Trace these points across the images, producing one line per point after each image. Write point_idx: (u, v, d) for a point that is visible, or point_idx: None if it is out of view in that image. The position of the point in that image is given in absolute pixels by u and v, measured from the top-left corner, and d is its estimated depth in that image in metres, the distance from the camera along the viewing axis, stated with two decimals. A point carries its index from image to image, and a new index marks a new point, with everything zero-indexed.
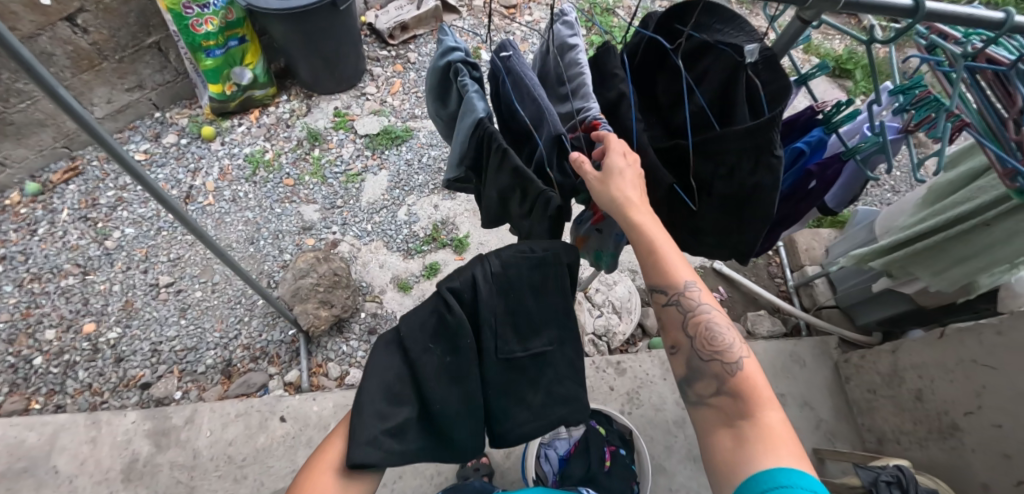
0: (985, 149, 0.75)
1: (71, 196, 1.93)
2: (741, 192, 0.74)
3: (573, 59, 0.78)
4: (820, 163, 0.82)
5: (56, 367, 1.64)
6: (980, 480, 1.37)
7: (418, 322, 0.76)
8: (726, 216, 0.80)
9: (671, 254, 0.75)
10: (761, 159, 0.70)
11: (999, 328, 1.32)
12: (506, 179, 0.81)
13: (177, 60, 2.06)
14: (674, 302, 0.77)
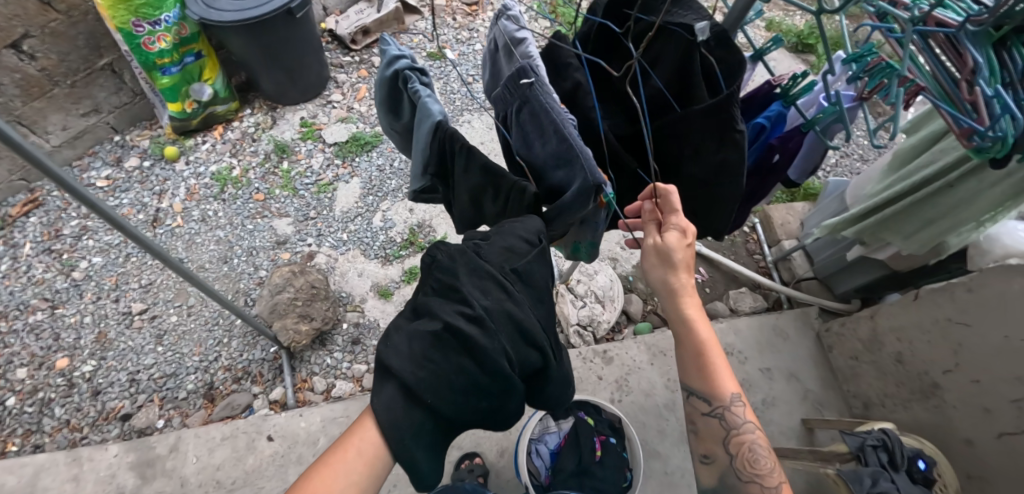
0: (940, 113, 0.74)
1: (33, 229, 1.87)
2: (711, 170, 0.74)
3: (523, 52, 0.75)
4: (781, 136, 0.82)
5: (31, 406, 1.59)
6: (963, 436, 1.42)
7: (447, 385, 0.69)
8: (698, 195, 0.79)
9: (716, 358, 0.85)
10: (725, 136, 0.69)
11: (969, 285, 1.35)
12: (477, 178, 0.78)
13: (132, 81, 2.00)
14: (717, 414, 0.85)
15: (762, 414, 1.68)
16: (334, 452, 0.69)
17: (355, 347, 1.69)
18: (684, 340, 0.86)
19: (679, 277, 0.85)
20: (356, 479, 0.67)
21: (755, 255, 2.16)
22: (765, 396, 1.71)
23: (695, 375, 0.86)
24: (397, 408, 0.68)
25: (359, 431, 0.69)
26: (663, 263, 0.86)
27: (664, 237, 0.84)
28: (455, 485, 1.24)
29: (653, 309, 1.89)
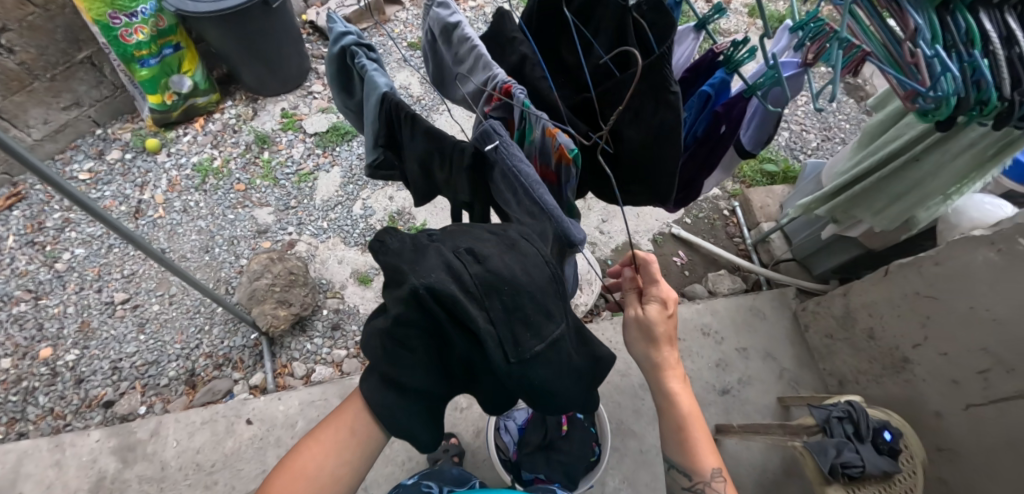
0: (884, 75, 0.77)
1: (16, 222, 1.89)
2: (651, 133, 0.75)
3: (461, 35, 0.76)
4: (725, 103, 0.82)
5: (15, 395, 1.61)
6: (933, 409, 1.44)
7: (421, 365, 0.71)
8: (644, 161, 0.80)
9: (699, 436, 0.92)
10: (660, 99, 0.71)
11: (936, 259, 1.36)
12: (421, 145, 0.77)
13: (113, 74, 2.01)
14: (698, 487, 0.91)
15: (739, 393, 1.70)
16: (328, 426, 0.77)
17: (335, 332, 1.71)
18: (667, 416, 0.94)
19: (659, 350, 0.96)
20: (348, 453, 0.76)
21: (734, 238, 2.17)
22: (741, 376, 1.72)
23: (678, 450, 0.93)
24: (390, 397, 0.72)
25: (348, 412, 0.77)
26: (646, 336, 0.96)
27: (645, 309, 0.96)
28: (440, 471, 1.10)
29: None
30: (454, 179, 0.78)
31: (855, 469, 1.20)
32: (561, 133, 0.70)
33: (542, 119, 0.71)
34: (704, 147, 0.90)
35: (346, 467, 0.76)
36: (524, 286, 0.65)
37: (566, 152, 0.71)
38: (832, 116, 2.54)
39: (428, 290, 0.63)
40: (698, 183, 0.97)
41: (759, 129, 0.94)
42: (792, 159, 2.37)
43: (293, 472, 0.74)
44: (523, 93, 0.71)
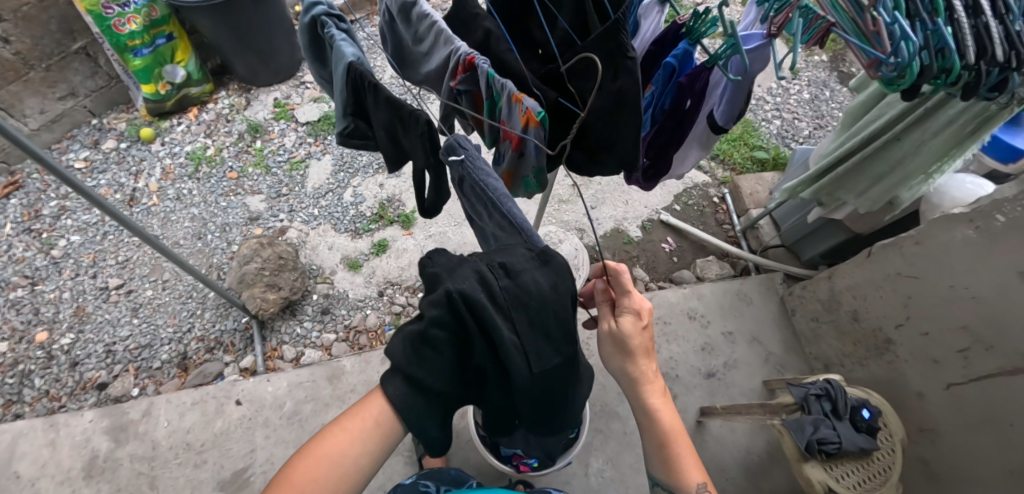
0: (849, 45, 0.78)
1: (13, 210, 1.93)
2: (612, 101, 0.76)
3: (421, 12, 0.78)
4: (689, 74, 0.85)
5: (11, 378, 1.64)
6: (915, 389, 1.44)
7: (445, 370, 0.71)
8: (607, 129, 0.82)
9: (684, 450, 0.90)
10: (619, 65, 0.73)
11: (917, 238, 1.37)
12: (385, 113, 0.80)
13: (107, 65, 2.04)
14: None
15: (724, 377, 1.71)
16: (352, 414, 0.73)
17: (324, 317, 1.74)
18: (649, 430, 0.93)
19: (636, 364, 0.93)
20: (371, 445, 0.72)
21: (724, 225, 2.18)
22: (727, 359, 1.73)
23: (662, 466, 0.92)
24: (413, 401, 0.71)
25: (375, 403, 0.72)
26: (622, 349, 0.93)
27: (618, 322, 0.93)
28: (438, 471, 1.11)
29: None
30: (414, 148, 0.80)
31: (832, 446, 1.21)
32: (526, 98, 0.71)
33: (507, 87, 0.72)
34: (671, 119, 0.95)
35: (366, 460, 0.73)
36: (546, 303, 0.71)
37: (533, 116, 0.72)
38: (824, 104, 2.54)
39: (465, 300, 0.68)
40: (670, 155, 1.02)
41: (730, 105, 0.95)
42: (783, 147, 2.38)
43: (316, 456, 0.71)
44: (486, 64, 0.72)
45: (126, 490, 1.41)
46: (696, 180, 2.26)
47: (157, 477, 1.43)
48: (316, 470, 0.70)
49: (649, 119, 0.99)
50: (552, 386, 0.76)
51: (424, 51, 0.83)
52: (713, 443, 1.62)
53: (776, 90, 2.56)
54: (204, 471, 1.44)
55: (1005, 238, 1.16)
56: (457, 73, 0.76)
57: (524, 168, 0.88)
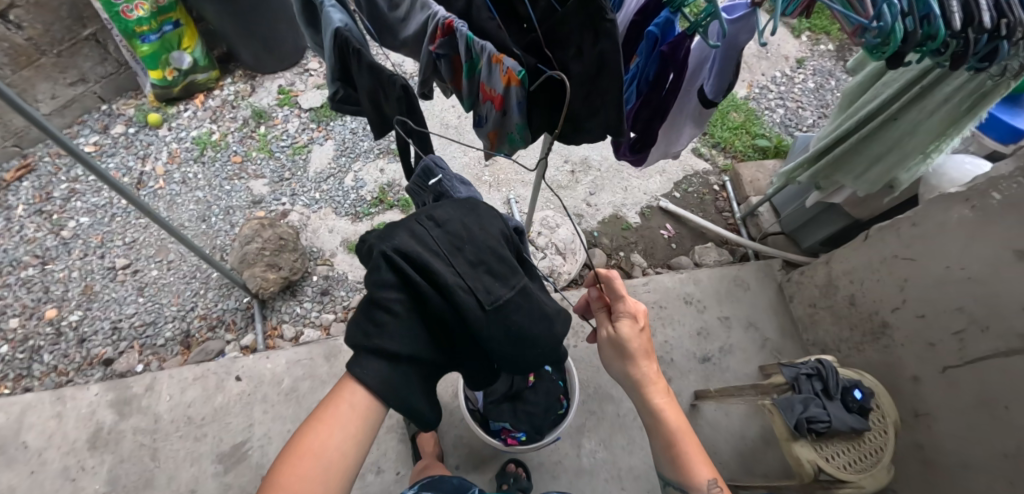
0: (833, 12, 0.78)
1: (25, 193, 1.98)
2: (594, 66, 0.79)
3: None
4: (671, 43, 0.89)
5: (22, 353, 1.69)
6: (910, 374, 1.41)
7: (406, 332, 0.75)
8: (590, 95, 0.84)
9: (691, 449, 0.89)
10: (599, 29, 0.74)
11: (914, 220, 1.36)
12: (368, 78, 0.85)
13: (116, 51, 2.09)
14: None
15: (719, 362, 1.71)
16: (327, 405, 0.76)
17: (324, 297, 1.77)
18: (655, 433, 0.92)
19: (637, 366, 0.94)
20: (352, 428, 0.75)
21: (724, 213, 2.17)
22: (722, 344, 1.73)
23: (672, 469, 0.91)
24: (385, 372, 0.75)
25: (346, 388, 0.75)
26: (620, 353, 0.95)
27: (617, 327, 0.95)
28: (440, 480, 1.14)
29: (616, 263, 2.02)
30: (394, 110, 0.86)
31: (821, 424, 1.21)
32: (507, 58, 0.77)
33: (487, 49, 0.78)
34: (654, 91, 1.01)
35: (351, 443, 0.75)
36: (479, 244, 0.80)
37: (514, 75, 0.79)
38: (829, 93, 2.52)
39: (406, 257, 0.75)
40: (655, 126, 1.10)
41: (719, 79, 0.98)
42: (785, 135, 2.36)
43: (300, 449, 0.72)
44: (465, 27, 0.78)
45: (129, 462, 1.44)
46: (697, 167, 2.26)
47: (158, 449, 1.46)
48: (303, 465, 0.71)
49: (635, 93, 1.04)
50: (525, 324, 0.82)
51: (400, 18, 0.89)
52: (707, 427, 1.61)
53: (780, 79, 2.54)
54: (203, 444, 1.47)
55: (1001, 217, 1.15)
56: (437, 37, 0.82)
57: (506, 126, 0.96)
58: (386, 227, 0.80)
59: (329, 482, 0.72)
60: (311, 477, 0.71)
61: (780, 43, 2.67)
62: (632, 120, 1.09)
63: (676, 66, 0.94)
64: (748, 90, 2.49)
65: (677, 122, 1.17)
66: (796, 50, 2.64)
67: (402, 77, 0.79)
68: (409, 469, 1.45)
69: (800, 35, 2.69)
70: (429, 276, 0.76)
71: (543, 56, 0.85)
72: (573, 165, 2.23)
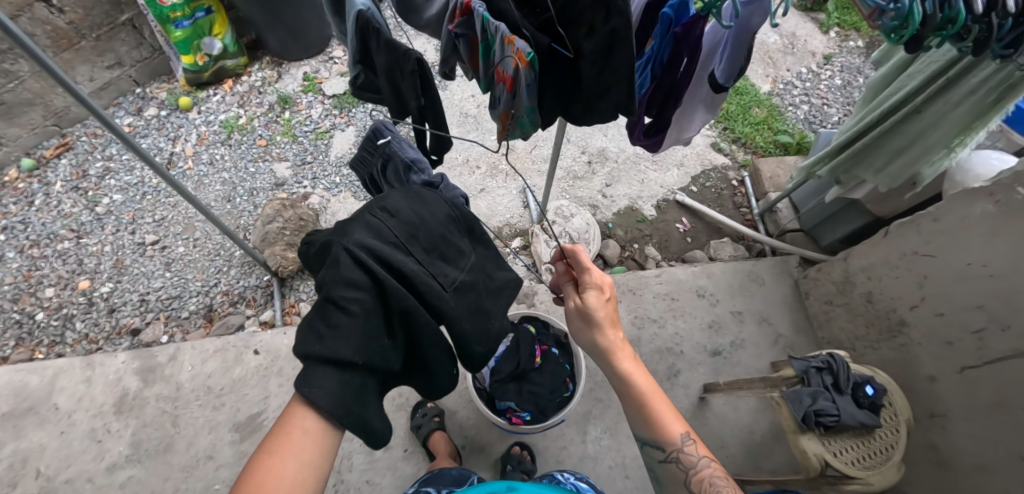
0: None
1: (63, 170, 2.08)
2: (605, 43, 0.82)
3: None
4: (685, 24, 0.92)
5: (57, 320, 1.79)
6: (927, 373, 1.36)
7: (363, 330, 0.76)
8: (601, 74, 0.87)
9: (662, 405, 0.90)
10: (611, 6, 0.77)
11: (935, 215, 1.32)
12: (387, 56, 0.88)
13: (151, 36, 2.16)
14: (673, 458, 0.89)
15: (730, 355, 1.70)
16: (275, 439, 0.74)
17: None
18: (625, 396, 0.93)
19: (604, 334, 0.95)
20: (306, 455, 0.74)
21: (741, 208, 2.16)
22: (733, 338, 1.72)
23: (644, 426, 0.91)
24: (335, 386, 0.75)
25: (293, 417, 0.75)
26: (588, 322, 0.97)
27: (584, 298, 0.97)
28: (439, 474, 1.16)
29: (630, 254, 2.03)
30: (406, 86, 0.90)
31: (829, 418, 1.20)
32: (517, 40, 0.78)
33: (500, 29, 0.79)
34: (668, 74, 1.03)
35: (308, 471, 0.74)
36: (431, 229, 0.89)
37: (523, 57, 0.80)
38: (856, 91, 2.47)
39: (368, 250, 0.79)
40: (669, 110, 1.12)
41: (730, 63, 1.01)
42: (808, 132, 2.32)
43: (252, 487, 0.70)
44: (483, 8, 0.80)
45: (151, 426, 1.50)
46: (715, 162, 2.24)
47: (179, 416, 1.52)
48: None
49: (648, 77, 1.06)
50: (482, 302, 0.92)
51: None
52: (714, 420, 1.60)
53: (805, 75, 2.50)
54: (221, 413, 1.52)
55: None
56: (455, 17, 0.85)
57: (515, 110, 0.96)
58: (337, 227, 0.83)
59: None
60: None
61: (807, 38, 2.62)
62: (646, 105, 1.11)
63: (689, 50, 0.96)
64: (771, 86, 2.46)
65: (690, 107, 1.18)
66: (823, 46, 2.59)
67: (416, 51, 0.84)
68: (416, 446, 1.48)
69: (828, 31, 2.63)
70: (392, 267, 0.80)
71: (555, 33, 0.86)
72: (590, 156, 2.24)
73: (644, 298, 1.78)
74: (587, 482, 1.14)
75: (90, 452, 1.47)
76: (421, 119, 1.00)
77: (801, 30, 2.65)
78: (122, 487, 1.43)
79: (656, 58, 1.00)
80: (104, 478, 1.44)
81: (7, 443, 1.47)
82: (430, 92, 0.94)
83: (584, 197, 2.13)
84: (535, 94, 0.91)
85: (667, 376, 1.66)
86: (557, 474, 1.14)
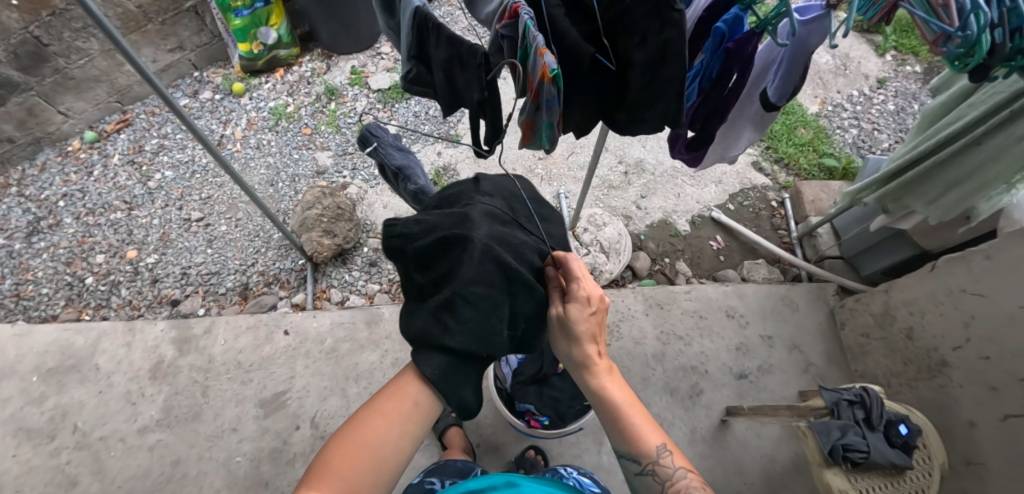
0: (913, 17, 0.75)
1: (122, 144, 2.20)
2: (657, 54, 0.83)
3: None
4: (739, 39, 0.92)
5: (104, 285, 1.88)
6: (966, 418, 1.29)
7: (488, 319, 0.82)
8: (651, 86, 0.88)
9: (638, 419, 0.87)
10: (666, 17, 0.78)
11: (988, 253, 1.25)
12: (445, 52, 0.90)
13: (212, 23, 2.25)
14: (649, 471, 0.84)
15: (756, 380, 1.65)
16: (388, 391, 0.83)
17: (372, 268, 1.90)
18: (601, 409, 0.89)
19: (582, 349, 0.90)
20: (409, 425, 0.81)
21: (779, 230, 2.11)
22: (761, 363, 1.68)
23: (620, 438, 0.87)
24: (441, 365, 0.82)
25: (409, 379, 0.83)
26: (568, 335, 0.90)
27: (565, 308, 0.89)
28: (445, 464, 1.17)
29: (660, 268, 2.00)
30: (469, 80, 0.91)
31: (858, 454, 1.15)
32: (548, 53, 0.78)
33: (537, 40, 0.78)
34: (715, 90, 1.03)
35: (406, 440, 0.81)
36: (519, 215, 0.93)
37: (548, 73, 0.79)
38: (909, 117, 2.38)
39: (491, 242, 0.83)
40: (713, 125, 1.11)
41: (784, 81, 1.00)
42: (856, 157, 2.25)
43: (360, 439, 0.78)
44: (528, 15, 0.79)
45: (183, 394, 1.56)
46: (755, 182, 2.20)
47: (209, 386, 1.58)
48: (361, 454, 0.76)
49: (696, 90, 1.06)
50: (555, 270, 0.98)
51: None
52: (735, 444, 1.56)
53: (857, 98, 2.42)
54: (249, 388, 1.57)
55: None
56: (503, 18, 0.84)
57: (536, 120, 0.95)
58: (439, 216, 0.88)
59: (381, 472, 0.77)
60: (367, 466, 0.76)
61: (861, 60, 2.54)
62: (691, 118, 1.11)
63: (741, 65, 0.96)
64: (819, 107, 2.40)
65: (737, 125, 1.18)
66: (878, 69, 2.51)
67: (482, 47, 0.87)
68: (432, 439, 1.50)
69: (884, 54, 2.55)
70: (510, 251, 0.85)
71: (601, 45, 0.88)
72: (627, 166, 2.23)
73: (672, 313, 1.76)
74: (590, 478, 1.16)
75: (124, 413, 1.54)
76: (479, 113, 0.99)
77: (855, 53, 2.58)
78: (150, 449, 1.49)
79: (706, 75, 1.01)
80: (135, 439, 1.50)
81: (50, 397, 1.55)
82: (494, 87, 0.93)
83: (617, 207, 2.12)
84: (558, 110, 0.91)
85: (689, 395, 1.63)
86: (561, 469, 1.17)
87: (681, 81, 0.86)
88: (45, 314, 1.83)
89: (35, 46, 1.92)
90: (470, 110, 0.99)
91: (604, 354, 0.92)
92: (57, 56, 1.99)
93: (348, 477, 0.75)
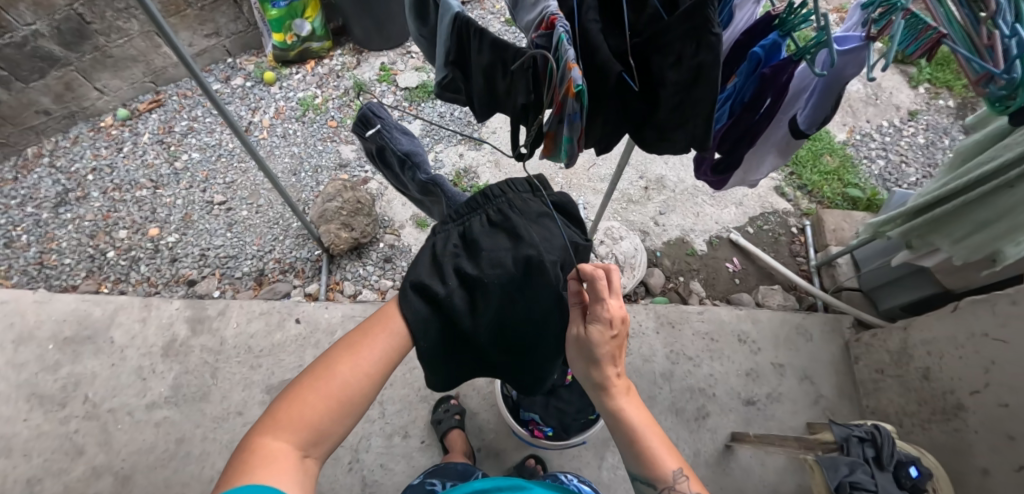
0: (962, 53, 0.72)
1: (152, 124, 2.24)
2: (692, 76, 0.82)
3: None
4: (775, 66, 0.92)
5: (124, 260, 1.92)
6: (980, 465, 1.25)
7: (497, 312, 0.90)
8: (677, 109, 0.89)
9: (656, 444, 0.85)
10: (702, 41, 0.78)
11: (1014, 298, 1.21)
12: (488, 57, 0.90)
13: (249, 12, 2.29)
14: None
15: (764, 407, 1.63)
16: (351, 343, 0.80)
17: (386, 264, 1.91)
18: (617, 430, 0.88)
19: (602, 370, 0.88)
20: (373, 368, 0.78)
21: (797, 258, 2.08)
22: (771, 390, 1.66)
23: (636, 461, 0.86)
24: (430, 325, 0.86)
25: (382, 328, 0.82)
26: (586, 356, 0.88)
27: (587, 329, 0.86)
28: (446, 467, 1.16)
29: (674, 286, 1.99)
30: (513, 84, 0.92)
31: None
32: (575, 68, 0.78)
33: (567, 54, 0.78)
34: (746, 113, 1.03)
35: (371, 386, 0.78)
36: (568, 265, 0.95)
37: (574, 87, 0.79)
38: (940, 152, 2.33)
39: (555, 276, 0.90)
40: (741, 149, 1.11)
41: (816, 109, 1.00)
42: (881, 189, 2.22)
43: (321, 385, 0.75)
44: (564, 29, 0.79)
45: (192, 374, 1.59)
46: (777, 206, 2.18)
47: (218, 368, 1.60)
48: (323, 399, 0.74)
49: (726, 113, 1.07)
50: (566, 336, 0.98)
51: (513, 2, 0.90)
52: (738, 471, 1.54)
53: (886, 129, 2.39)
54: (257, 373, 1.59)
55: None
56: (540, 28, 0.84)
57: (559, 132, 0.95)
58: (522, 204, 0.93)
59: (343, 415, 0.75)
60: (330, 411, 0.74)
61: (893, 91, 2.51)
62: (719, 140, 1.11)
63: (774, 91, 0.96)
64: (847, 135, 2.37)
65: (761, 149, 1.17)
66: (910, 101, 2.47)
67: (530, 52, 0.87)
68: (433, 440, 1.50)
69: (917, 86, 2.51)
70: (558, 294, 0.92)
71: (627, 64, 0.90)
72: (647, 182, 2.22)
73: (683, 334, 1.74)
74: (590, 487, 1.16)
75: (134, 388, 1.56)
76: (520, 118, 1.00)
77: (888, 83, 2.54)
78: (156, 425, 1.51)
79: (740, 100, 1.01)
80: (142, 415, 1.53)
81: (64, 365, 1.58)
82: (540, 90, 0.94)
83: (635, 222, 2.12)
84: (580, 125, 0.90)
85: (694, 417, 1.61)
86: (561, 475, 1.17)
87: (711, 103, 0.86)
88: (65, 284, 1.87)
89: (77, 23, 1.96)
90: (510, 115, 1.00)
91: (625, 375, 0.90)
92: (97, 33, 2.03)
93: (316, 423, 0.73)
